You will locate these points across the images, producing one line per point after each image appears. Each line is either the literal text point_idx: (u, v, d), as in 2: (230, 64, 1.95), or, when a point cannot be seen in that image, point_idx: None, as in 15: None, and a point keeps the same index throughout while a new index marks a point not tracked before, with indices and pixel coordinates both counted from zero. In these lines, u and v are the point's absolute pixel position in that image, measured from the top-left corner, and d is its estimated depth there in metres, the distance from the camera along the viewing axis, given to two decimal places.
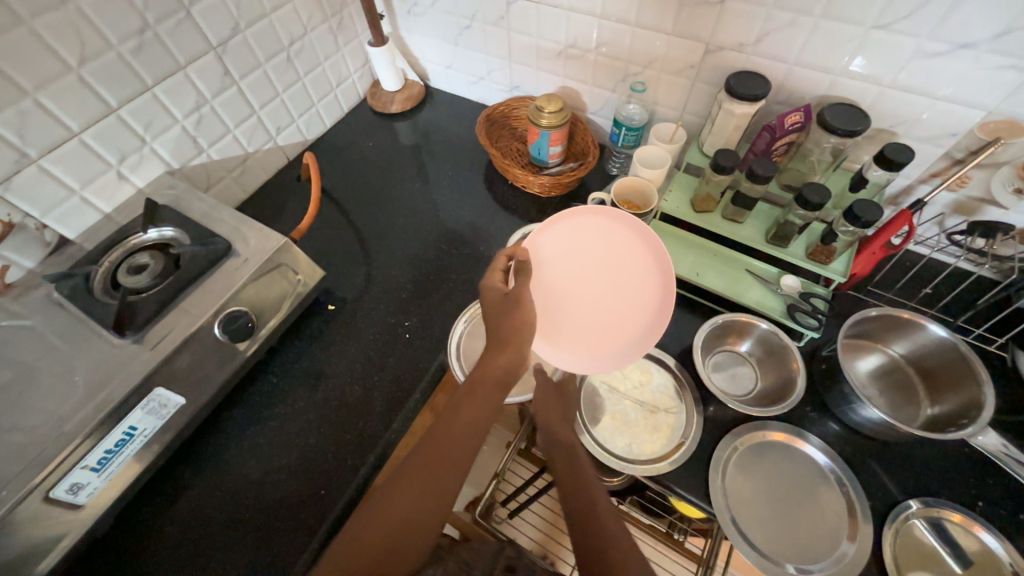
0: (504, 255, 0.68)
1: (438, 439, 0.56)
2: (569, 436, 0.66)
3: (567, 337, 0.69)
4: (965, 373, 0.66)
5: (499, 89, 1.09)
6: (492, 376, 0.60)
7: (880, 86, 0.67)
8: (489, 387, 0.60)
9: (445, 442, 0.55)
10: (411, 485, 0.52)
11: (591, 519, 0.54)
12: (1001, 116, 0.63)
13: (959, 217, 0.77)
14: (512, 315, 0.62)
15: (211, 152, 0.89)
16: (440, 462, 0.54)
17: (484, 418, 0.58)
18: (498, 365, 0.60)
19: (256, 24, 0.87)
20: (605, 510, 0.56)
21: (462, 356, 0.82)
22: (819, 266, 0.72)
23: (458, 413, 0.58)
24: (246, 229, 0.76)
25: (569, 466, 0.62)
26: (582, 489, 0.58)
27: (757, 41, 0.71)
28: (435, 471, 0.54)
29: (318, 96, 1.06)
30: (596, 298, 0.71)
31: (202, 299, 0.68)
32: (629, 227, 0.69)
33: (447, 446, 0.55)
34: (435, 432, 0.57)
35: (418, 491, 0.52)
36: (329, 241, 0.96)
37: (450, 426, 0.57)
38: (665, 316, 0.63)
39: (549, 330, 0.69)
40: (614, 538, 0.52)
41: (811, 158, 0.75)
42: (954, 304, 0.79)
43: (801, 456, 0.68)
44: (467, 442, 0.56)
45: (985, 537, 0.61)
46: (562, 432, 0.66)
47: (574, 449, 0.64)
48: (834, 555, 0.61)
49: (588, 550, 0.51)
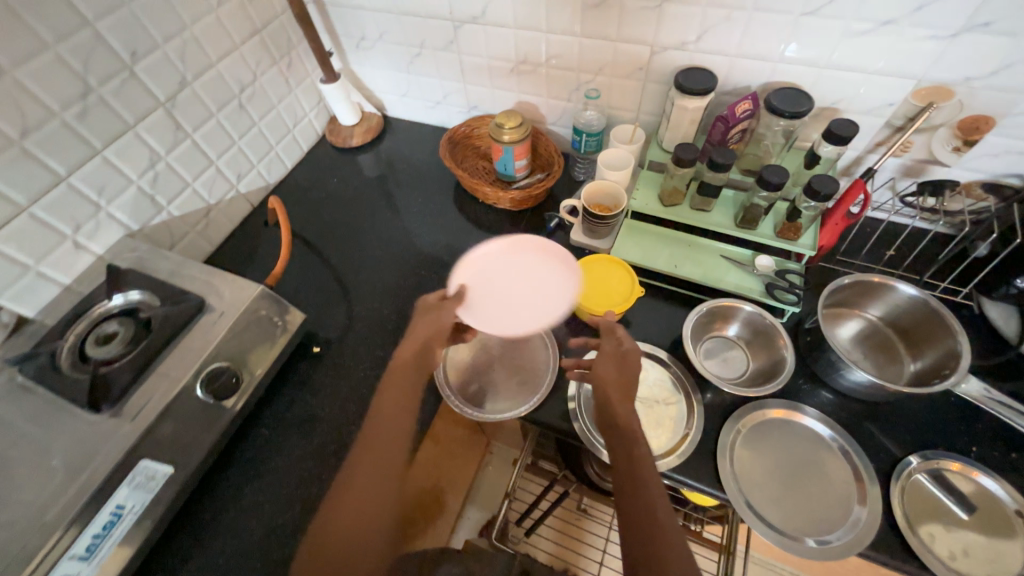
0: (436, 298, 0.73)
1: (353, 487, 0.58)
2: (625, 414, 0.62)
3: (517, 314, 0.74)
4: (940, 327, 0.69)
5: (457, 111, 1.10)
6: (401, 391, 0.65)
7: (816, 68, 0.71)
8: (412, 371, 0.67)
9: (358, 487, 0.58)
10: (347, 530, 0.56)
11: (642, 511, 0.54)
12: (930, 83, 0.67)
13: (909, 179, 0.81)
14: (430, 318, 0.70)
15: (171, 208, 0.87)
16: (360, 505, 0.57)
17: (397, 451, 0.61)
18: (410, 347, 0.68)
19: (204, 75, 0.86)
20: (659, 499, 0.55)
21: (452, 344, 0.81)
22: (789, 243, 0.75)
23: (368, 455, 0.60)
24: (220, 282, 0.74)
25: (626, 453, 0.59)
26: (640, 485, 0.56)
27: (698, 38, 0.74)
28: (362, 515, 0.56)
29: (276, 139, 1.05)
30: (499, 286, 0.76)
31: (181, 360, 0.66)
32: (567, 261, 0.79)
33: (363, 495, 0.58)
34: (345, 483, 0.59)
35: (361, 518, 0.56)
36: (304, 282, 0.94)
37: (353, 476, 0.59)
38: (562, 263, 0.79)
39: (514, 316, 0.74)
40: (665, 538, 0.52)
41: (765, 141, 0.78)
42: (918, 262, 0.83)
43: (802, 430, 0.69)
44: (383, 471, 0.59)
45: (985, 481, 0.63)
46: (618, 406, 0.62)
47: (632, 429, 0.60)
48: (849, 522, 0.62)
49: (639, 549, 0.52)
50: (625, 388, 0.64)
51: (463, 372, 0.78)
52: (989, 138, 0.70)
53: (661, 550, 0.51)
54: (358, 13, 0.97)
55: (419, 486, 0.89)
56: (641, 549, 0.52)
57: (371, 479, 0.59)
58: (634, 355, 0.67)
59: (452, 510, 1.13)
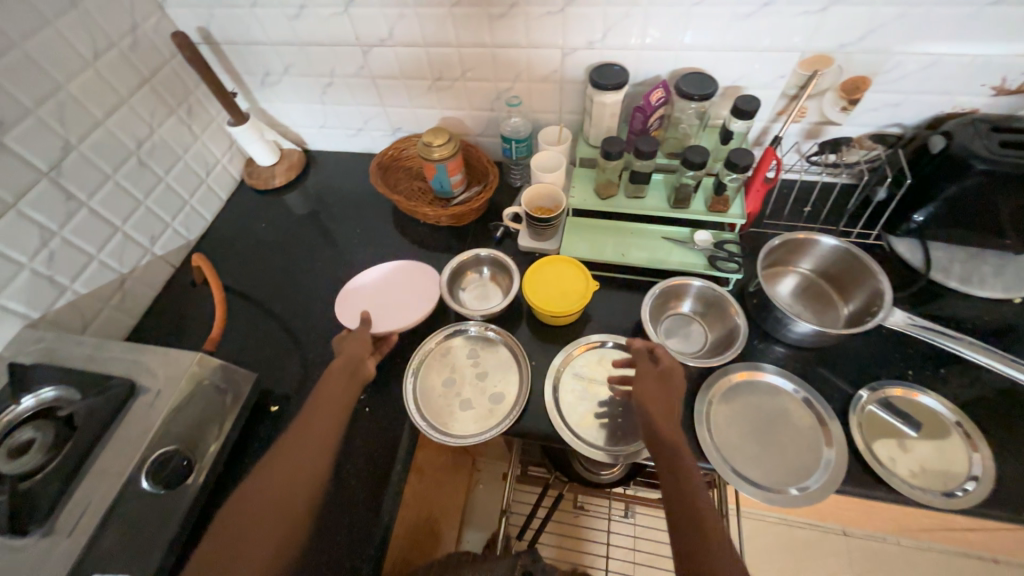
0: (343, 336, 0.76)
1: (277, 461, 0.62)
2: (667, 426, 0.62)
3: (407, 310, 0.85)
4: (862, 269, 0.77)
5: (381, 135, 1.07)
6: (332, 402, 0.67)
7: (715, 51, 0.76)
8: (339, 375, 0.70)
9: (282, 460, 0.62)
10: (237, 537, 0.57)
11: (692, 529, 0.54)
12: (813, 52, 0.74)
13: (811, 141, 0.88)
14: (351, 338, 0.74)
15: (76, 287, 0.78)
16: (261, 505, 0.59)
17: (325, 441, 0.65)
18: (340, 367, 0.71)
19: (91, 136, 0.77)
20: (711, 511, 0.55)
21: (421, 373, 0.79)
22: (720, 215, 0.80)
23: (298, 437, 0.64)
24: (149, 358, 0.67)
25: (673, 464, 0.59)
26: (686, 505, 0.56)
27: (603, 36, 0.77)
28: (272, 495, 0.60)
29: (189, 191, 0.97)
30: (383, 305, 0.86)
31: (119, 453, 0.59)
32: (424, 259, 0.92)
33: (290, 454, 0.63)
34: (252, 487, 0.60)
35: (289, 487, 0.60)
36: (248, 339, 0.87)
37: (263, 479, 0.61)
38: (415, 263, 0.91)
39: (406, 313, 0.84)
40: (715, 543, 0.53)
41: (682, 124, 0.82)
42: (833, 213, 0.91)
43: (767, 387, 0.73)
44: (292, 473, 0.61)
45: (925, 399, 0.70)
46: (663, 424, 0.62)
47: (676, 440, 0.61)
48: (821, 465, 0.66)
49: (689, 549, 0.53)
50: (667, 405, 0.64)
51: (435, 403, 0.76)
52: (869, 95, 0.78)
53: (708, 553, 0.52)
54: (257, 48, 0.92)
55: (412, 526, 0.85)
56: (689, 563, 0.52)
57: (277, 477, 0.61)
58: (674, 374, 0.67)
59: (450, 540, 1.10)
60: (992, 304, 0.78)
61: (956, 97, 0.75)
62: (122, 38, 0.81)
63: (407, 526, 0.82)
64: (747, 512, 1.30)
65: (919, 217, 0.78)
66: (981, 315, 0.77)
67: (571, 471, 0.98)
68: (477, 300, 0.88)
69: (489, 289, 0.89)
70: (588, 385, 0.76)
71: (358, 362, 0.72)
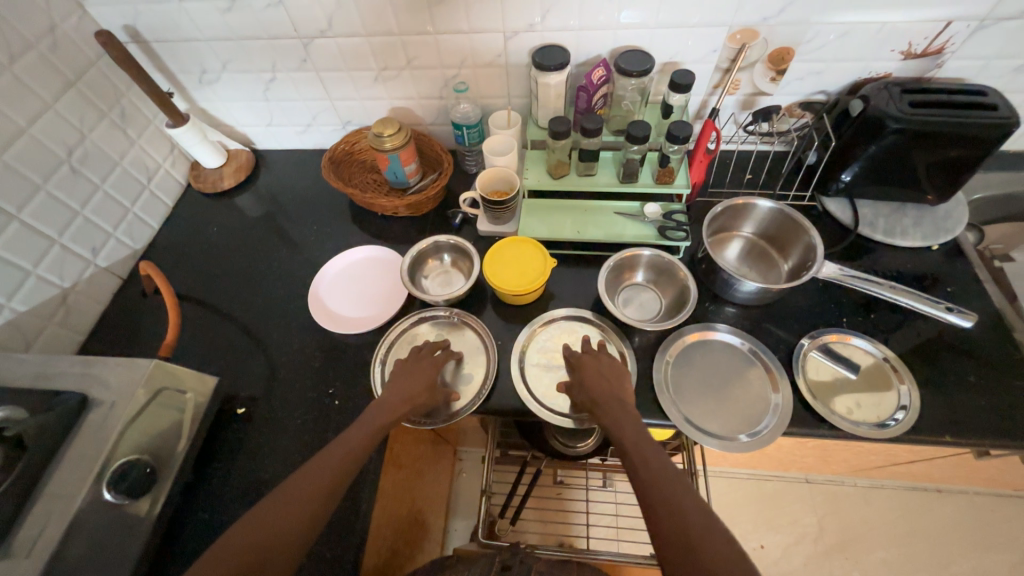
0: (414, 367, 0.72)
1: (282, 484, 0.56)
2: (607, 396, 0.66)
3: (383, 298, 0.88)
4: (797, 228, 0.82)
5: (332, 130, 1.05)
6: (370, 420, 0.64)
7: (649, 29, 0.79)
8: (394, 406, 0.66)
9: (287, 482, 0.57)
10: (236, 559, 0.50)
11: (671, 506, 0.52)
12: (740, 27, 0.78)
13: (745, 112, 0.92)
14: (410, 375, 0.70)
15: (14, 304, 0.75)
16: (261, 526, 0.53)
17: (329, 464, 0.59)
18: (396, 398, 0.67)
19: (16, 144, 0.73)
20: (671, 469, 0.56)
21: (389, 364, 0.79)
22: (667, 186, 0.83)
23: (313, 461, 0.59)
24: (99, 370, 0.65)
25: (630, 430, 0.61)
26: (659, 482, 0.55)
27: (543, 19, 0.79)
28: (272, 515, 0.53)
29: (130, 199, 0.93)
30: (356, 298, 0.89)
31: (75, 469, 0.57)
32: (382, 248, 0.95)
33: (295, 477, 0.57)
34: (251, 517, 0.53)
35: (290, 507, 0.54)
36: (207, 345, 0.85)
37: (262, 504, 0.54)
38: (376, 253, 0.94)
39: (382, 301, 0.88)
40: (677, 496, 0.53)
41: (625, 102, 0.85)
42: (771, 179, 0.97)
43: (717, 344, 0.78)
44: (301, 502, 0.55)
45: (858, 342, 0.76)
46: (607, 396, 0.66)
47: (624, 409, 0.64)
48: (770, 410, 0.71)
49: (655, 508, 0.53)
50: (607, 382, 0.68)
51: (440, 410, 0.74)
52: (793, 66, 0.83)
53: (675, 506, 0.52)
54: (192, 45, 0.89)
55: (395, 514, 0.85)
56: (661, 520, 0.52)
57: (298, 496, 0.55)
58: (608, 358, 0.72)
59: (435, 526, 1.12)
60: (914, 253, 0.86)
61: (869, 64, 0.81)
62: (41, 39, 0.77)
63: (389, 515, 0.82)
64: (719, 470, 1.37)
65: (846, 177, 0.84)
66: (905, 263, 0.85)
67: (547, 446, 0.98)
68: (440, 286, 0.89)
69: (451, 275, 0.91)
70: (552, 361, 0.78)
71: (419, 399, 0.69)
